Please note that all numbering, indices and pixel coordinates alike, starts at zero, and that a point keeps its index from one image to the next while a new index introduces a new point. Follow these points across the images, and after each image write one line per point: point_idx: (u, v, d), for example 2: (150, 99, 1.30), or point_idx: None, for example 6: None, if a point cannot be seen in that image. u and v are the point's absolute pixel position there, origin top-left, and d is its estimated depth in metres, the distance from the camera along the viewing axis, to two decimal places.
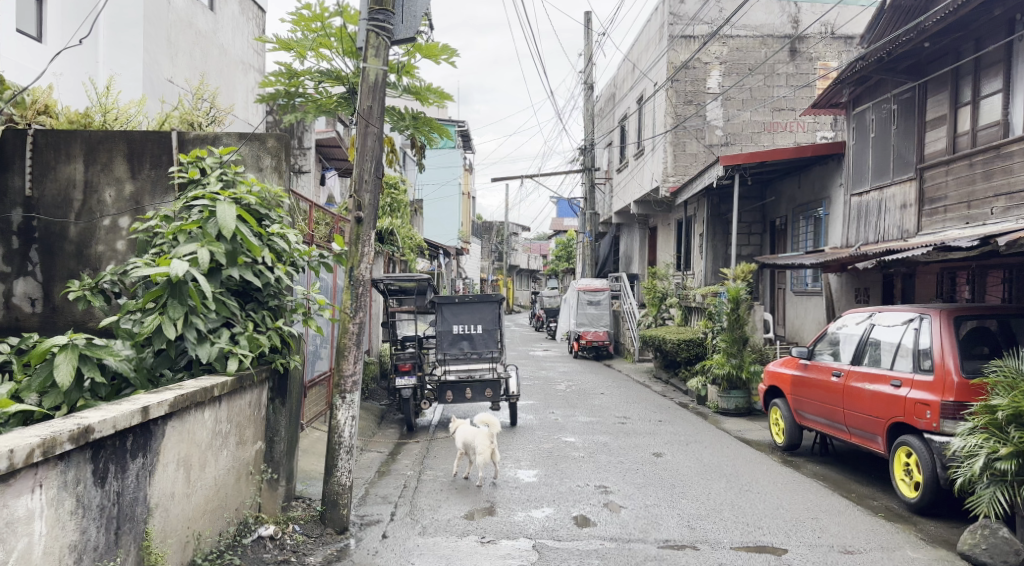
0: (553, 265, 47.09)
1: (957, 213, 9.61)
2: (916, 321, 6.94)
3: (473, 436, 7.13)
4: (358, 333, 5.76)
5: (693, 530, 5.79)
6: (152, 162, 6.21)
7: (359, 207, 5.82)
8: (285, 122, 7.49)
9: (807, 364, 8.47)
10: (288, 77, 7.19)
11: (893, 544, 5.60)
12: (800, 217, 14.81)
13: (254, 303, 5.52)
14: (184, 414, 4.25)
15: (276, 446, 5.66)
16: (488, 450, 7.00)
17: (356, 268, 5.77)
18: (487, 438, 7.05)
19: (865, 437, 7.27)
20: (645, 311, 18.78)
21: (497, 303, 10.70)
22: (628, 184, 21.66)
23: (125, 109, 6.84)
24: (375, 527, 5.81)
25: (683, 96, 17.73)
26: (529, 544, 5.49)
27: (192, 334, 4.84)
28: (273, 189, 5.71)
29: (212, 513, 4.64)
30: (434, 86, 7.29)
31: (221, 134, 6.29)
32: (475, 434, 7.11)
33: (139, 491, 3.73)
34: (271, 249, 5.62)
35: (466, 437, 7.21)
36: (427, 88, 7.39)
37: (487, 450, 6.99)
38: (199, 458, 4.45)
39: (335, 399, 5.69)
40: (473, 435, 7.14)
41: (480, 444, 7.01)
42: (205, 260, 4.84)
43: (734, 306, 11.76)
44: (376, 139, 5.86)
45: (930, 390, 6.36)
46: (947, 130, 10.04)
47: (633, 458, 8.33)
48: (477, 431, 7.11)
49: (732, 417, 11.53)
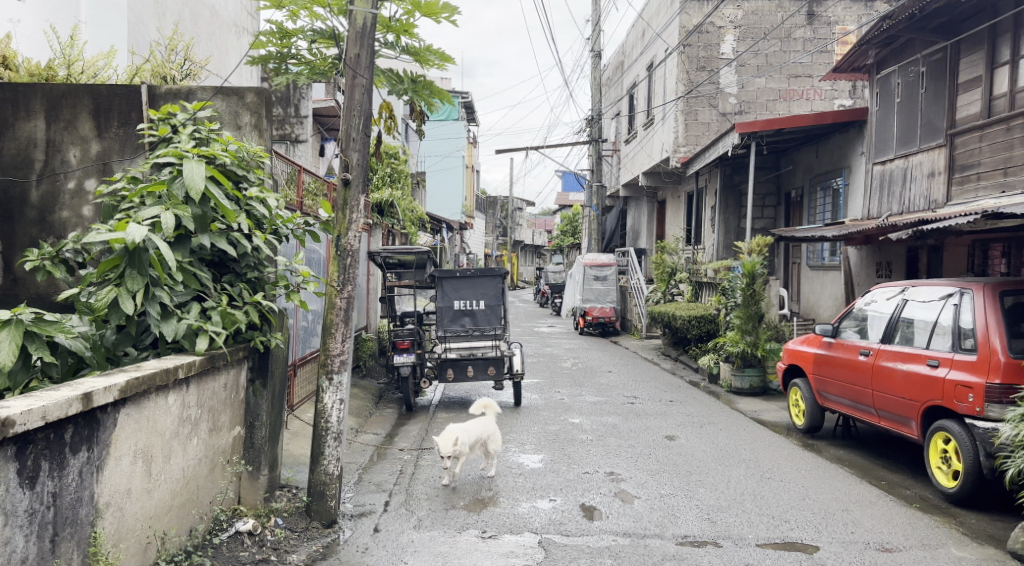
0: (558, 240, 46.45)
1: (992, 181, 9.02)
2: (955, 297, 6.37)
3: (485, 425, 6.49)
4: (346, 309, 5.21)
5: (713, 524, 5.30)
6: (121, 120, 5.68)
7: (347, 168, 5.25)
8: (275, 87, 6.69)
9: (830, 343, 7.92)
10: (280, 36, 6.39)
11: (934, 541, 5.07)
12: (818, 188, 14.17)
13: (231, 276, 5.02)
14: (143, 399, 3.73)
15: (257, 432, 5.14)
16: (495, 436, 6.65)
17: (343, 236, 5.22)
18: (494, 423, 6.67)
19: (895, 421, 6.75)
20: (654, 287, 18.28)
21: (500, 278, 10.16)
22: (637, 155, 20.99)
23: (92, 61, 6.24)
24: (368, 519, 5.33)
25: (695, 61, 17.00)
26: (535, 540, 4.98)
27: (155, 309, 4.31)
28: (251, 147, 5.16)
29: (180, 509, 4.15)
30: (435, 47, 6.55)
31: (195, 88, 5.72)
32: (485, 425, 6.48)
33: (84, 491, 3.27)
34: (249, 215, 5.10)
35: (479, 433, 6.39)
36: (428, 48, 6.64)
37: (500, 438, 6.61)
38: (163, 450, 3.95)
39: (322, 380, 5.15)
40: (481, 428, 6.44)
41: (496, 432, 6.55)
42: (170, 225, 4.27)
43: (750, 281, 11.19)
44: (364, 92, 5.28)
45: (972, 371, 5.82)
46: (982, 92, 9.36)
47: (644, 442, 7.82)
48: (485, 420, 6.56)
49: (747, 397, 11.00)
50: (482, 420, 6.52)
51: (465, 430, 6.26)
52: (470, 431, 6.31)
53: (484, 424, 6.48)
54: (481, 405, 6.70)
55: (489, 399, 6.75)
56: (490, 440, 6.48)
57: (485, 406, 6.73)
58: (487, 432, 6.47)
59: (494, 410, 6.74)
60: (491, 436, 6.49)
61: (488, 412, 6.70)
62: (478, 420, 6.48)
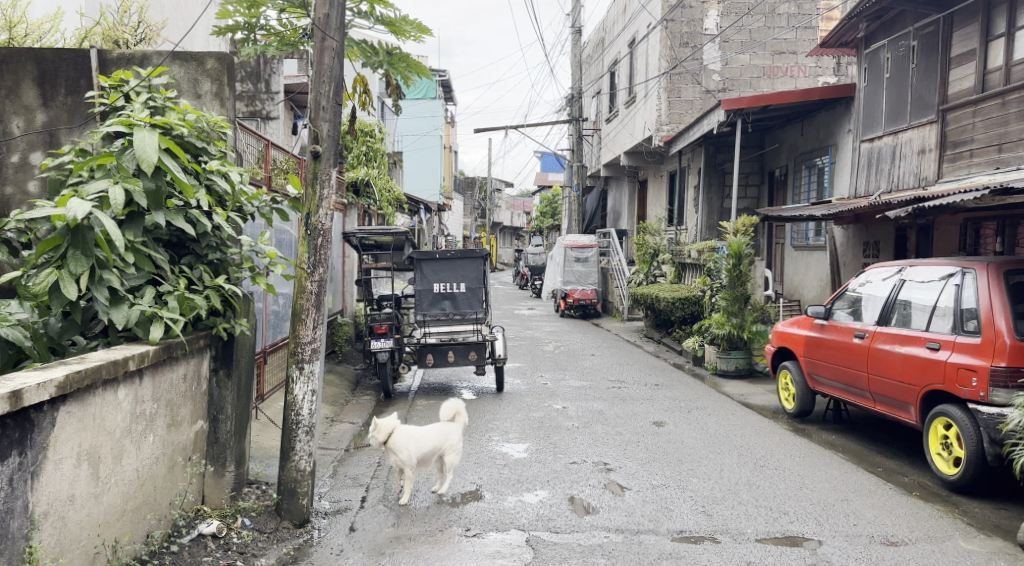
0: (538, 222, 45.99)
1: (986, 157, 8.81)
2: (956, 277, 6.12)
3: (447, 435, 5.43)
4: (317, 293, 4.82)
5: (710, 518, 5.02)
6: (68, 87, 5.22)
7: (316, 140, 4.83)
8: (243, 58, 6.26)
9: (822, 325, 7.66)
10: (248, 5, 5.86)
11: (941, 533, 4.84)
12: (802, 167, 13.94)
13: (191, 257, 4.60)
14: (86, 396, 3.34)
15: (221, 426, 4.78)
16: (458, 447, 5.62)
17: (313, 214, 4.82)
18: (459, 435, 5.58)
19: (892, 406, 6.53)
20: (636, 269, 17.96)
21: (481, 259, 9.75)
22: (618, 135, 20.65)
23: (37, 23, 5.81)
24: (343, 518, 4.98)
25: (678, 37, 16.64)
26: (522, 538, 4.67)
27: (103, 294, 3.87)
28: (211, 116, 4.74)
29: (134, 514, 3.77)
30: (411, 17, 6.17)
31: (150, 53, 5.23)
32: (445, 433, 5.43)
33: (15, 499, 2.89)
34: (210, 191, 4.68)
35: (437, 445, 5.36)
36: (404, 19, 6.27)
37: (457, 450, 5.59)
38: (113, 450, 3.56)
39: (292, 370, 4.78)
40: (439, 436, 5.40)
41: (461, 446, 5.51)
42: (119, 201, 3.84)
43: (736, 262, 10.85)
44: (334, 57, 4.82)
45: (975, 353, 5.60)
46: (976, 66, 9.12)
47: (632, 428, 7.53)
48: (450, 429, 5.47)
49: (733, 379, 10.77)
50: (442, 426, 5.45)
51: (412, 435, 5.28)
52: (420, 440, 5.29)
53: (444, 431, 5.42)
54: (451, 409, 5.51)
55: (461, 405, 5.55)
56: (451, 454, 5.43)
57: (455, 412, 5.55)
58: (447, 443, 5.42)
59: (465, 420, 5.58)
60: (452, 448, 5.44)
61: (458, 419, 5.56)
62: (438, 430, 5.40)
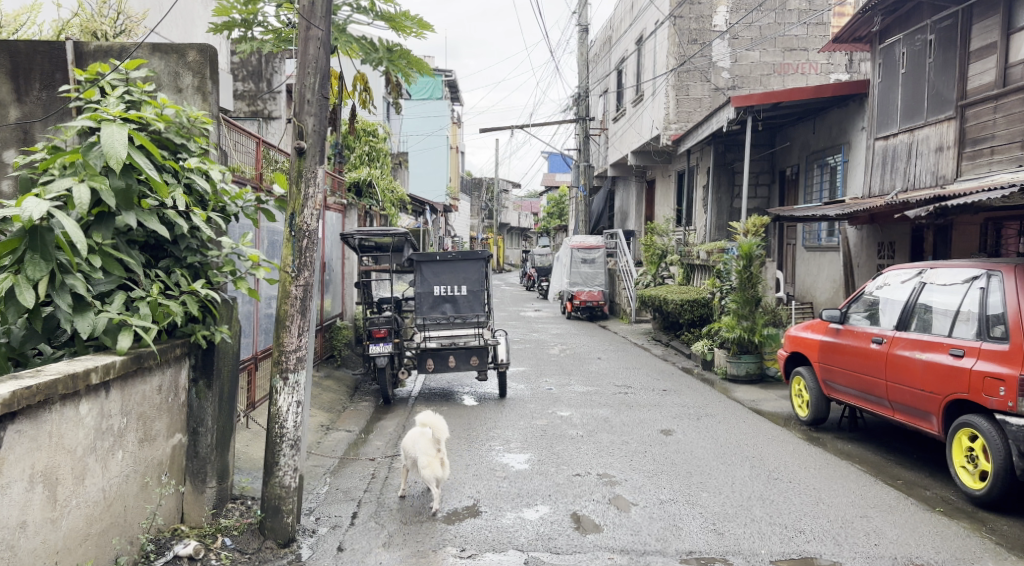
0: (544, 222, 45.69)
1: (1008, 154, 8.44)
2: (981, 280, 5.79)
3: (413, 443, 5.25)
4: (302, 298, 4.54)
5: (721, 537, 4.71)
6: (43, 82, 4.97)
7: (301, 136, 4.55)
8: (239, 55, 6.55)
9: (837, 329, 7.32)
10: (246, 2, 6.10)
11: (969, 555, 4.52)
12: (814, 166, 13.60)
13: (168, 261, 4.34)
14: (38, 413, 3.06)
15: (201, 439, 4.51)
16: (436, 460, 5.15)
17: (297, 215, 4.54)
18: (433, 446, 5.18)
19: (911, 415, 6.19)
20: (643, 270, 17.62)
21: (483, 261, 9.45)
22: (625, 134, 20.32)
23: (14, 15, 5.68)
24: (331, 536, 4.69)
25: (687, 34, 16.28)
26: (520, 560, 4.38)
27: (66, 301, 3.60)
28: (190, 111, 4.45)
29: (99, 538, 3.50)
30: (412, 14, 6.38)
31: (127, 45, 4.91)
32: (413, 441, 5.26)
33: None
34: (187, 191, 4.40)
35: (409, 451, 5.32)
36: (404, 15, 6.46)
37: (436, 462, 5.14)
38: (74, 470, 3.28)
39: (276, 380, 4.50)
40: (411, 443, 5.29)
41: (423, 456, 5.13)
42: (83, 201, 3.58)
43: (747, 263, 10.51)
44: (320, 47, 4.53)
45: (1001, 361, 5.27)
46: (997, 60, 8.75)
47: (638, 438, 7.21)
48: (418, 438, 5.25)
49: (744, 384, 10.44)
50: (415, 435, 5.30)
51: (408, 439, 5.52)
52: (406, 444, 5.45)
53: (413, 439, 5.28)
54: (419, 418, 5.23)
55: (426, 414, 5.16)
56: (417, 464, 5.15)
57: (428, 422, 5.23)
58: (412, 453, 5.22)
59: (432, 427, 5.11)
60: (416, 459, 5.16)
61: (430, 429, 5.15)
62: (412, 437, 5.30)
